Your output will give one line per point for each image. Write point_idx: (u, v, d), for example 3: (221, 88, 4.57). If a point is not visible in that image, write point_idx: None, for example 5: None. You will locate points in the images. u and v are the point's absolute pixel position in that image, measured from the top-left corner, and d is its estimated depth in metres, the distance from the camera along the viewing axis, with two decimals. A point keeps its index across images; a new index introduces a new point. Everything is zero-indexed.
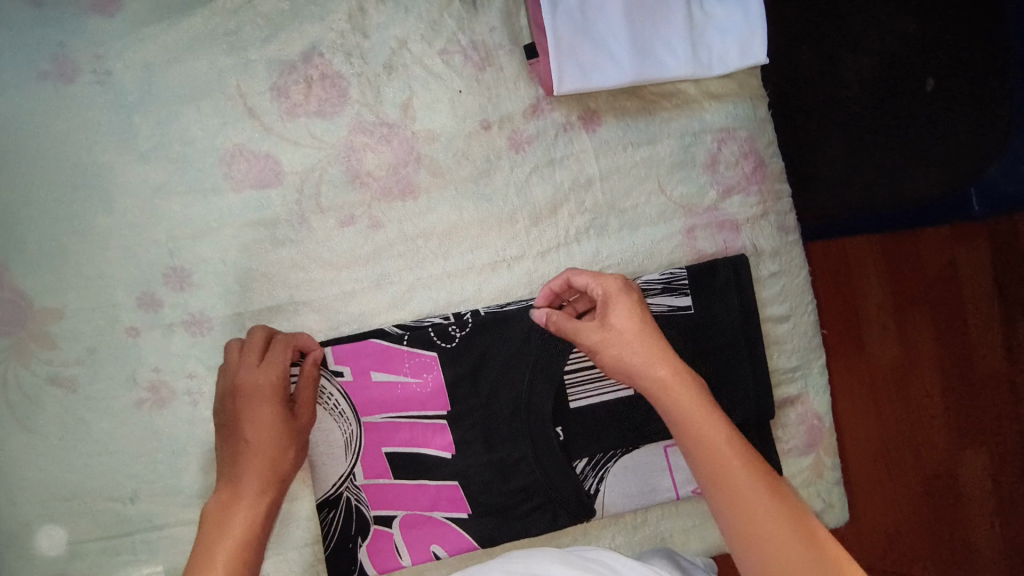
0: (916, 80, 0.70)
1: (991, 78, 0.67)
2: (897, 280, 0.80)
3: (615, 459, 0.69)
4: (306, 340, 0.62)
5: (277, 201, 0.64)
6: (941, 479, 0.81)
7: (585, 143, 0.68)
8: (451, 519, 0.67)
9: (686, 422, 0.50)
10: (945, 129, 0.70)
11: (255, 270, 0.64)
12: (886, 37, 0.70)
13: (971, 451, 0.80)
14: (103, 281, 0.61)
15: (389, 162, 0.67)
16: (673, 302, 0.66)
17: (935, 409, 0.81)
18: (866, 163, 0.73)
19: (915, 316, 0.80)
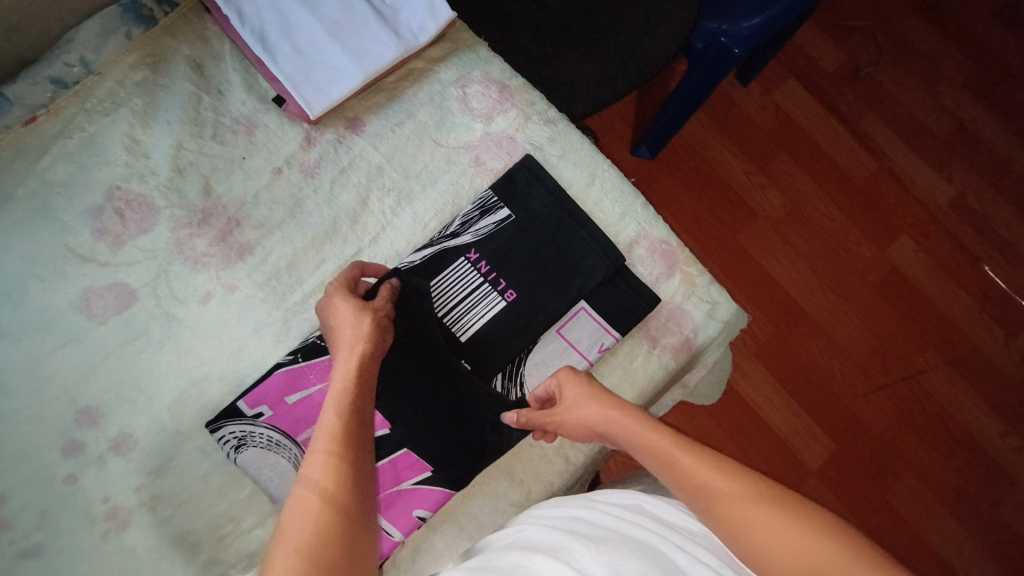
0: None
1: None
2: (735, 134, 1.45)
3: (524, 362, 0.77)
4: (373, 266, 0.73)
5: (140, 314, 0.73)
6: (789, 234, 1.41)
7: (361, 143, 0.81)
8: (419, 482, 0.74)
9: (630, 429, 0.62)
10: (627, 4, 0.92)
11: (149, 377, 0.72)
12: None
13: (795, 208, 1.43)
14: (28, 452, 0.68)
15: (216, 236, 0.76)
16: (495, 217, 0.80)
17: (784, 189, 1.43)
18: (589, 47, 0.91)
19: (765, 143, 1.45)
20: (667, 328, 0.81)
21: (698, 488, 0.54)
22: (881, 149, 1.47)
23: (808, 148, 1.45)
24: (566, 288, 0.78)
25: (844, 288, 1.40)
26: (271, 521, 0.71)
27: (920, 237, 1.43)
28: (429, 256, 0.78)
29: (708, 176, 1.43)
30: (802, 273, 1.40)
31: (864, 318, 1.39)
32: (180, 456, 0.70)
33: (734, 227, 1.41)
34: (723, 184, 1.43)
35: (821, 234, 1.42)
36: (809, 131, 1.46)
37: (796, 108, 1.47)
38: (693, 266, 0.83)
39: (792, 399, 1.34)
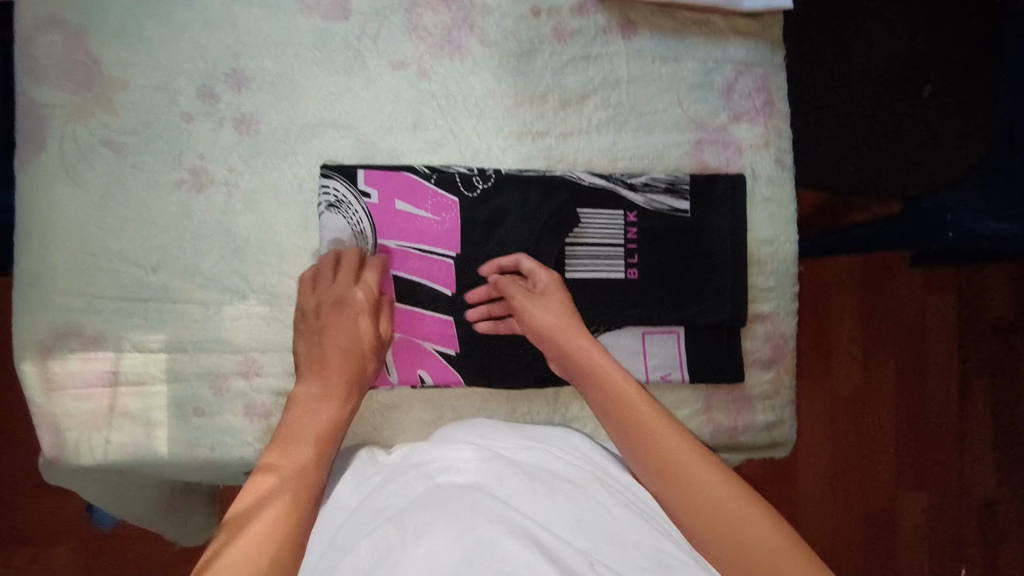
0: (915, 86, 0.87)
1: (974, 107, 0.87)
2: (874, 289, 1.28)
3: (596, 334, 0.75)
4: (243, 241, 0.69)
5: (339, 32, 0.70)
6: (838, 409, 1.27)
7: (619, 47, 0.77)
8: (440, 353, 0.71)
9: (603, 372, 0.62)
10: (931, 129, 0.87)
11: (307, 90, 0.70)
12: (896, 44, 0.88)
13: (863, 392, 1.28)
14: (170, 65, 0.67)
15: (446, 23, 0.73)
16: (672, 202, 0.76)
17: (870, 368, 1.28)
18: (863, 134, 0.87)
19: (889, 317, 1.29)
20: (727, 407, 0.78)
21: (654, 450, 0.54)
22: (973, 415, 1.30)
23: (919, 353, 1.29)
24: (677, 306, 0.76)
25: (847, 493, 1.27)
26: None
27: (938, 508, 1.29)
28: (595, 185, 0.74)
29: (820, 303, 1.27)
30: (818, 449, 1.27)
31: (838, 529, 1.27)
32: (280, 173, 0.69)
33: (805, 371, 1.26)
34: (825, 321, 1.27)
35: (862, 431, 1.28)
36: (934, 339, 1.29)
37: (943, 310, 1.29)
38: (789, 377, 0.79)
39: None
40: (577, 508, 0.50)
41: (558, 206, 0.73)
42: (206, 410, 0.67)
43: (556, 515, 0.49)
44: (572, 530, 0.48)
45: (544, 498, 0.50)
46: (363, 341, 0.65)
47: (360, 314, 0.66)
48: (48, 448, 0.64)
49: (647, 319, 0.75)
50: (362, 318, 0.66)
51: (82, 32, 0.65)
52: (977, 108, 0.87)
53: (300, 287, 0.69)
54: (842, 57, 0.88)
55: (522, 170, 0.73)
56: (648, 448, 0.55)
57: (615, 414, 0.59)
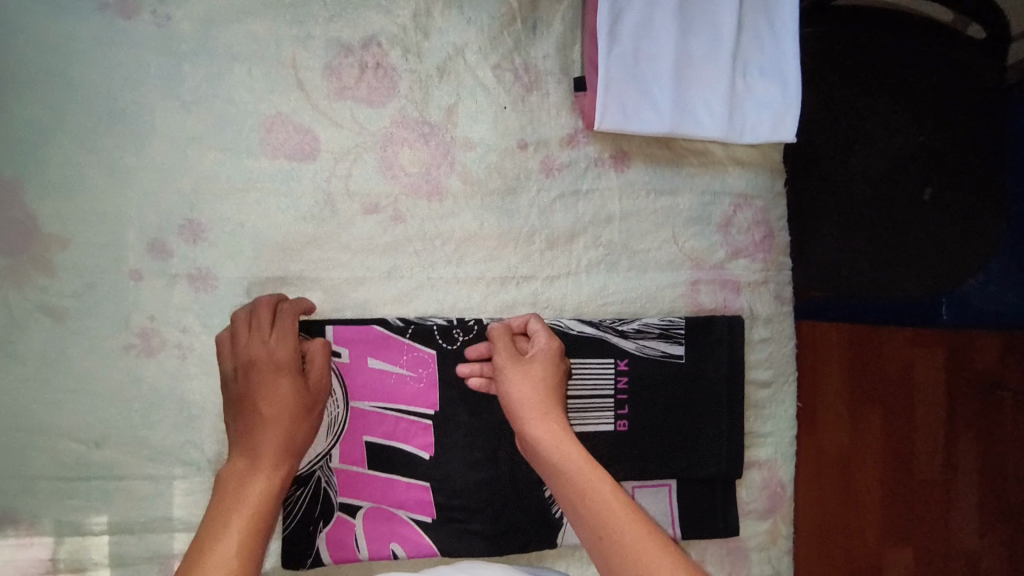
0: (916, 187, 0.78)
1: (984, 208, 0.77)
2: (863, 352, 1.17)
3: None
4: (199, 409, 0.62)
5: (307, 175, 0.64)
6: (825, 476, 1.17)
7: (612, 180, 0.71)
8: (416, 522, 0.66)
9: (569, 469, 0.55)
10: (938, 237, 0.78)
11: (270, 239, 0.64)
12: (897, 140, 0.78)
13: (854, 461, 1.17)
14: (118, 218, 0.61)
15: (424, 160, 0.67)
16: (666, 348, 0.71)
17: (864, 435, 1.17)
18: (861, 245, 0.80)
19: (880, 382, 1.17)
20: (721, 563, 0.73)
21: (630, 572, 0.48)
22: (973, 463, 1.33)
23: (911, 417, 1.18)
24: (669, 460, 0.71)
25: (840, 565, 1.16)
26: None
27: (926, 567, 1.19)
28: (584, 332, 0.69)
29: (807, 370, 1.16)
30: (805, 518, 1.16)
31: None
32: None
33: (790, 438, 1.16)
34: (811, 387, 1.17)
35: (851, 499, 1.17)
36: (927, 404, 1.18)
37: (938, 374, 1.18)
38: (786, 527, 0.75)
39: None
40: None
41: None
42: None
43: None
44: None
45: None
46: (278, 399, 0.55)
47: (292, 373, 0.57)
48: None
49: (637, 474, 0.70)
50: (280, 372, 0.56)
51: (15, 185, 0.58)
52: (988, 209, 0.77)
53: None
54: (837, 161, 0.80)
55: (506, 319, 0.68)
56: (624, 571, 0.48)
57: (590, 527, 0.51)
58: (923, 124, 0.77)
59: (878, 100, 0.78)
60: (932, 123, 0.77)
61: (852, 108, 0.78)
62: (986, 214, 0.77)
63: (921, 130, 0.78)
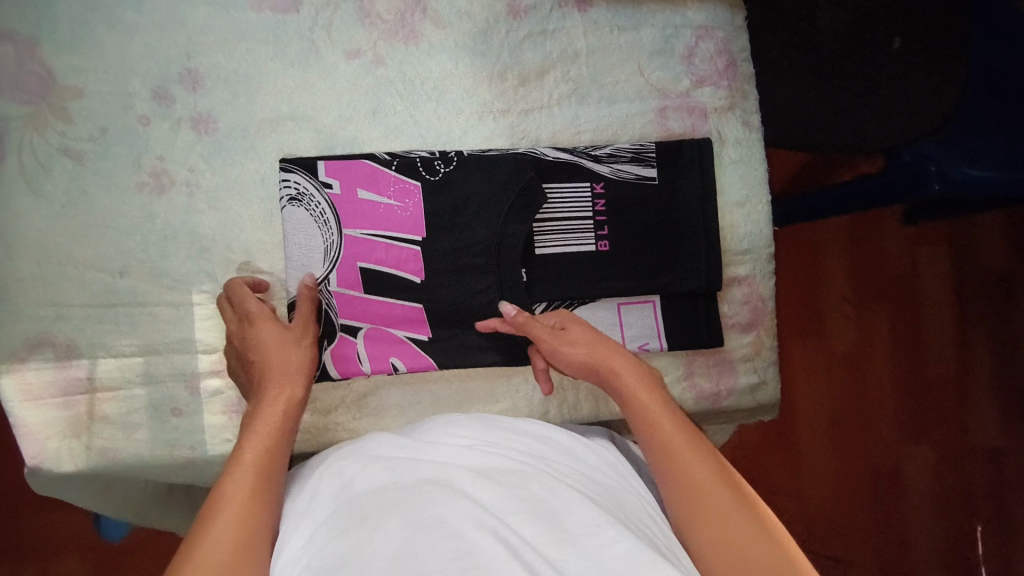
0: (884, 38, 0.79)
1: (948, 46, 0.78)
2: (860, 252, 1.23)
3: (571, 308, 0.74)
4: (211, 241, 0.69)
5: (292, 26, 0.70)
6: (840, 364, 1.22)
7: (576, 20, 0.76)
8: (412, 340, 0.71)
9: (645, 407, 0.55)
10: (904, 87, 0.78)
11: (262, 85, 0.70)
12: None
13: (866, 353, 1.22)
14: (124, 70, 0.67)
15: (398, 8, 0.73)
16: (639, 171, 0.75)
17: (872, 327, 1.22)
18: (832, 98, 0.79)
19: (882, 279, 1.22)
20: (709, 373, 0.77)
21: (666, 474, 0.50)
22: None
23: (918, 315, 1.22)
24: (650, 276, 0.75)
25: (845, 458, 1.20)
26: (278, 276, 0.70)
27: (947, 466, 1.21)
28: (560, 158, 0.74)
29: (807, 271, 1.22)
30: (819, 403, 1.21)
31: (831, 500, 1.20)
32: (240, 169, 0.69)
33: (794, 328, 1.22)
34: (812, 284, 1.22)
35: (866, 387, 1.22)
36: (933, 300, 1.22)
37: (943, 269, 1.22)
38: (769, 338, 0.79)
39: None
40: (547, 502, 0.46)
41: (527, 183, 0.72)
42: (183, 410, 0.68)
43: (520, 506, 0.45)
44: (539, 521, 0.44)
45: (505, 493, 0.47)
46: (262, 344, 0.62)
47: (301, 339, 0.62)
48: (30, 459, 0.65)
49: (621, 291, 0.74)
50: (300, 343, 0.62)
51: (32, 43, 0.65)
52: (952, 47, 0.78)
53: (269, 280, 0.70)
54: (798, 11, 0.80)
55: (486, 150, 0.73)
56: (661, 469, 0.50)
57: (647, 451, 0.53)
58: None
59: None
60: None
61: None
62: (951, 52, 0.78)
63: None
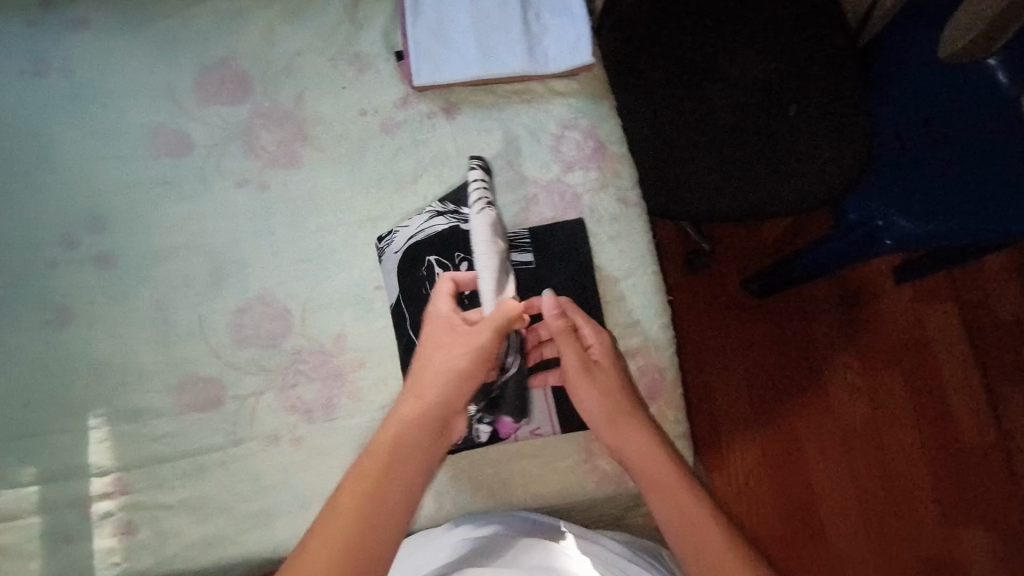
0: (783, 107, 1.04)
1: (849, 96, 1.03)
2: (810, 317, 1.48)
3: None
4: (108, 366, 0.73)
5: (185, 167, 0.79)
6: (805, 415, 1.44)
7: (444, 128, 0.82)
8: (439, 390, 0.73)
9: (640, 443, 0.66)
10: (805, 138, 1.02)
11: (158, 220, 0.77)
12: (743, 75, 1.06)
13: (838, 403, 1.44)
14: (37, 223, 0.76)
15: (280, 139, 0.80)
16: (515, 258, 0.78)
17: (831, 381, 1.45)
18: (729, 176, 1.01)
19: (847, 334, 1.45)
20: (610, 453, 0.75)
21: (664, 503, 0.63)
22: (1010, 434, 1.42)
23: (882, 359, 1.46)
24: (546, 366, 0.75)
25: (838, 499, 1.40)
26: (170, 394, 0.73)
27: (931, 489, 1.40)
28: (464, 251, 0.77)
29: (753, 343, 1.47)
30: (802, 454, 1.42)
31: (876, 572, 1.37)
32: (137, 297, 0.75)
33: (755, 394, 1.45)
34: (764, 354, 1.46)
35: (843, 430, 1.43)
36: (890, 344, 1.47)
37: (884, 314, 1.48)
38: (673, 411, 0.76)
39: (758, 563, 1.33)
40: None
41: (416, 280, 0.76)
42: (77, 536, 0.69)
43: None
44: None
45: None
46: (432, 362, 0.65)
47: (462, 372, 0.64)
48: None
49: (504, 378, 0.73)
50: (463, 354, 0.64)
51: None
52: (853, 98, 1.03)
53: (161, 397, 0.73)
54: (688, 90, 1.05)
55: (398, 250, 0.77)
56: (659, 500, 0.63)
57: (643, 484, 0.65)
58: (762, 50, 1.07)
59: (725, 72, 1.06)
60: (759, 48, 1.07)
61: (698, 82, 1.06)
62: (850, 102, 1.03)
63: (764, 58, 1.07)
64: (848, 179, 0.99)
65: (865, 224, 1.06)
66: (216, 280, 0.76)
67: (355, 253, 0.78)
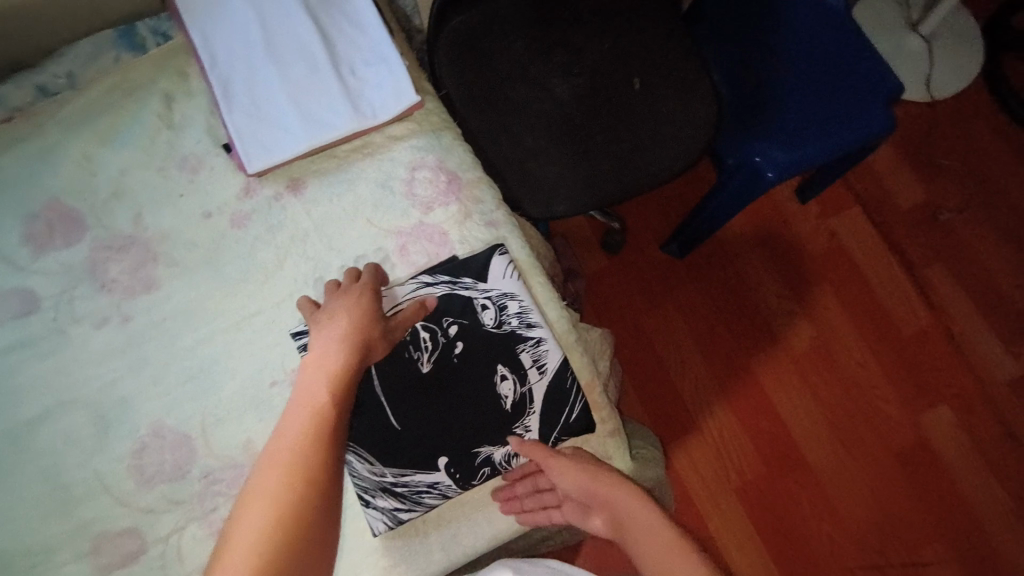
0: (627, 82, 1.05)
1: (686, 57, 1.06)
2: (727, 265, 1.51)
3: (399, 481, 0.72)
4: (10, 554, 0.69)
5: (35, 323, 0.74)
6: (757, 357, 1.47)
7: (294, 205, 0.80)
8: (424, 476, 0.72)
9: (631, 515, 0.68)
10: (652, 109, 1.04)
11: (19, 385, 0.73)
12: (580, 60, 1.06)
13: (780, 336, 1.48)
14: None
15: (129, 266, 0.77)
16: (438, 327, 0.75)
17: (770, 317, 1.49)
18: (592, 160, 1.03)
19: (767, 268, 1.51)
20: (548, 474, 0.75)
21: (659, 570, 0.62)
22: (944, 313, 1.48)
23: (808, 283, 1.50)
24: (508, 414, 0.75)
25: (815, 424, 1.43)
26: (86, 561, 0.69)
27: (891, 388, 1.45)
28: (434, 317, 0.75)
29: (686, 304, 1.49)
30: (766, 394, 1.45)
31: (869, 483, 1.40)
32: (21, 473, 0.71)
33: (702, 351, 1.47)
34: (698, 309, 1.49)
35: (793, 359, 1.46)
36: (811, 267, 1.51)
37: (794, 239, 1.53)
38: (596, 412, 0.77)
39: (752, 514, 1.38)
40: None
41: None
42: None
43: None
44: None
45: None
46: (349, 313, 0.64)
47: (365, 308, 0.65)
48: None
49: (434, 445, 0.73)
50: (357, 309, 0.64)
51: None
52: (690, 57, 1.06)
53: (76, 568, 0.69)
54: (528, 89, 1.05)
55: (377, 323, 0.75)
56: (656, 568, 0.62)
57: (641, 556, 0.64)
58: (589, 30, 1.08)
59: (560, 57, 1.06)
60: (586, 29, 1.08)
61: (538, 77, 1.05)
62: (689, 63, 1.06)
63: (595, 37, 1.07)
64: (710, 133, 1.03)
65: (743, 166, 1.12)
66: (101, 429, 0.72)
67: (241, 357, 0.76)
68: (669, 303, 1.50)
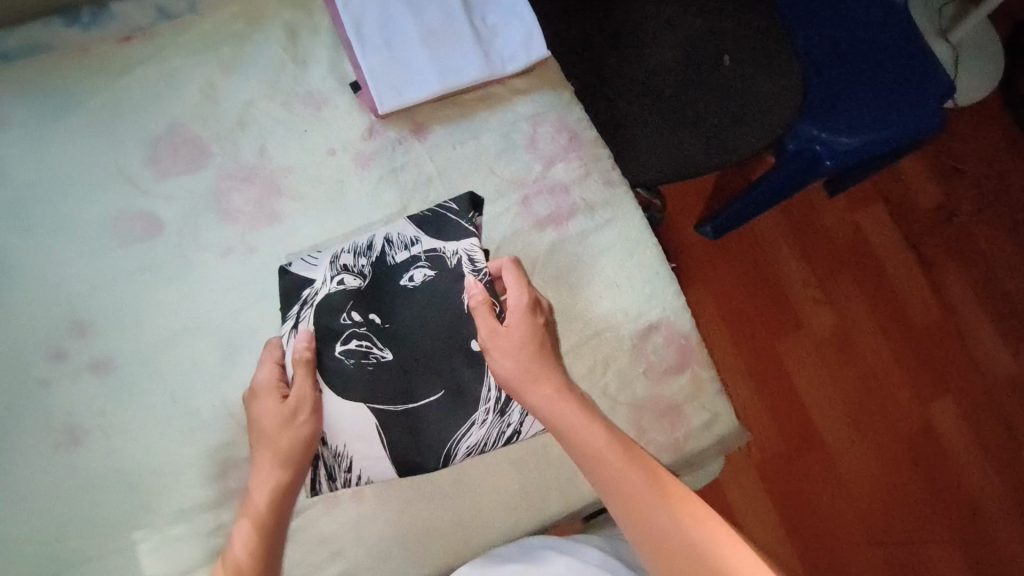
0: (717, 59, 1.06)
1: (775, 37, 1.06)
2: (759, 253, 1.56)
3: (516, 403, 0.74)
4: (137, 473, 0.69)
5: (160, 247, 0.74)
6: (783, 344, 1.52)
7: (419, 149, 0.81)
8: None
9: (617, 472, 0.63)
10: (740, 86, 1.05)
11: (145, 307, 0.73)
12: (673, 35, 1.08)
13: (805, 325, 1.54)
14: (16, 345, 0.71)
15: (254, 198, 0.77)
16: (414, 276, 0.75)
17: (796, 306, 1.54)
18: (679, 131, 1.04)
19: (796, 259, 1.57)
20: (661, 425, 0.78)
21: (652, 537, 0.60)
22: (957, 311, 1.56)
23: (834, 276, 1.56)
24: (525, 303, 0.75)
25: (832, 411, 1.50)
26: (212, 484, 0.70)
27: (904, 380, 1.53)
28: (382, 285, 0.75)
29: (718, 288, 1.54)
30: (789, 380, 1.51)
31: (880, 468, 1.48)
32: (146, 394, 0.71)
33: (731, 334, 1.52)
34: (729, 294, 1.54)
35: (816, 348, 1.53)
36: (838, 260, 1.57)
37: (823, 233, 1.58)
38: (704, 370, 0.80)
39: (770, 493, 1.45)
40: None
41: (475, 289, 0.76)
42: None
43: None
44: None
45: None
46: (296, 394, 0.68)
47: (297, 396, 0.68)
48: None
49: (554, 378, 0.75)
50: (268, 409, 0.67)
51: None
52: (779, 38, 1.06)
53: (201, 490, 0.69)
54: (621, 58, 1.08)
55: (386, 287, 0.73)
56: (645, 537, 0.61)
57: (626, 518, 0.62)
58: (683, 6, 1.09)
59: (654, 30, 1.08)
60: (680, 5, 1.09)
61: (632, 48, 1.08)
62: (778, 43, 1.06)
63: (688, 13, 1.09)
64: (791, 113, 1.03)
65: (802, 153, 1.15)
66: (226, 355, 0.73)
67: None
68: (702, 286, 1.54)
